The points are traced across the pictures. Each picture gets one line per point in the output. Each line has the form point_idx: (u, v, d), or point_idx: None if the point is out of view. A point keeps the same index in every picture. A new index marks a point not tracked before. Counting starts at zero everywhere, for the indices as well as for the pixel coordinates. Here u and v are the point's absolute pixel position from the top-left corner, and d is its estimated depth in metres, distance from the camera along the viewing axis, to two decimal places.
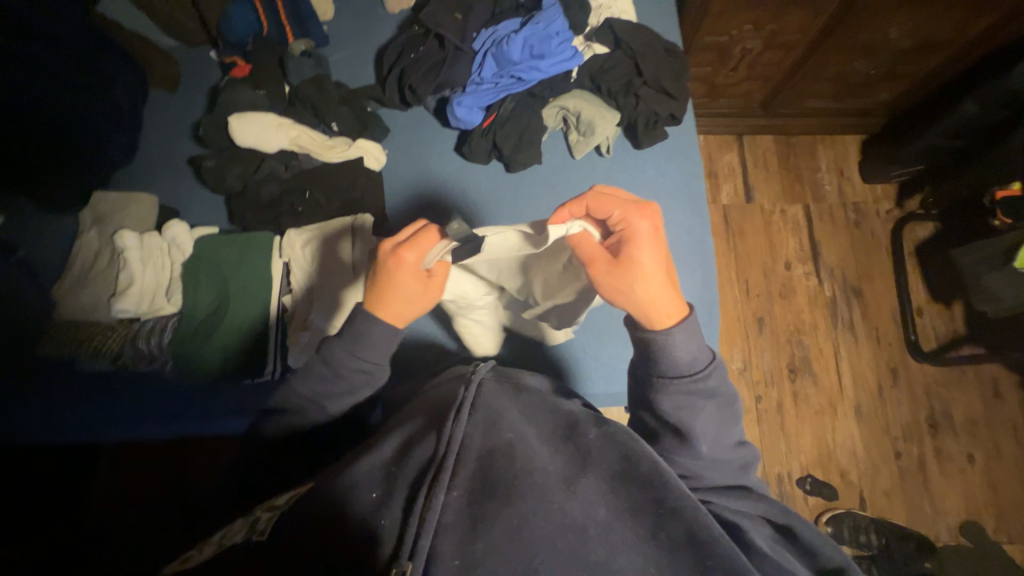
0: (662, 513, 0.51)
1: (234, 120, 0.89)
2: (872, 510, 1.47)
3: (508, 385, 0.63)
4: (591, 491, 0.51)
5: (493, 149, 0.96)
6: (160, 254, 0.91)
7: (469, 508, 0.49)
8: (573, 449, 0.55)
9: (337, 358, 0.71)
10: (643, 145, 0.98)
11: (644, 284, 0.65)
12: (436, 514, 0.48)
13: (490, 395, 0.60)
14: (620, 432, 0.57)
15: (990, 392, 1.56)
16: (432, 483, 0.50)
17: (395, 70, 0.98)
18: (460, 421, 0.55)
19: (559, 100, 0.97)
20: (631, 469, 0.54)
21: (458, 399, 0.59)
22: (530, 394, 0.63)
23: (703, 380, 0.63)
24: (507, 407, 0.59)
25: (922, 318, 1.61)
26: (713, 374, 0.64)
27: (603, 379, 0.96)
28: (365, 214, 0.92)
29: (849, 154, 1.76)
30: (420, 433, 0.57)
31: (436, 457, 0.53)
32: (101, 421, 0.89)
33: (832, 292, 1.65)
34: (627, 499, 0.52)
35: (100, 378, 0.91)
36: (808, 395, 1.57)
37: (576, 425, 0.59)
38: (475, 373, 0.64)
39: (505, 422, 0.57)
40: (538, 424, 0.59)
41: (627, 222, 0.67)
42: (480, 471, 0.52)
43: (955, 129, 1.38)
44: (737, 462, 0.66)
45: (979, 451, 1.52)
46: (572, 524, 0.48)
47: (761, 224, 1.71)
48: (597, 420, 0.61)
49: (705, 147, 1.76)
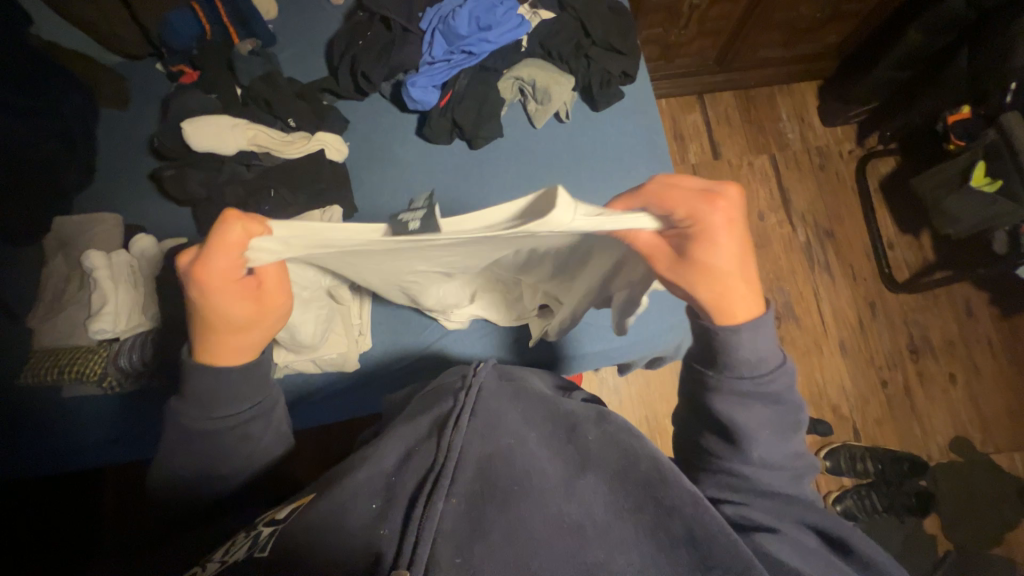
0: (662, 511, 0.50)
1: (187, 125, 0.88)
2: (865, 439, 1.53)
3: (507, 384, 0.60)
4: (590, 493, 0.51)
5: (454, 126, 0.97)
6: (129, 272, 0.90)
7: (469, 514, 0.48)
8: (571, 452, 0.54)
9: (194, 419, 0.64)
10: (600, 106, 0.99)
11: (713, 283, 0.57)
12: (434, 521, 0.46)
13: (489, 399, 0.56)
14: (620, 429, 0.57)
15: (964, 312, 1.62)
16: (430, 490, 0.49)
17: (346, 59, 0.97)
18: (459, 429, 0.53)
19: (513, 71, 0.98)
20: (629, 469, 0.53)
21: (455, 407, 0.55)
22: (530, 393, 0.60)
23: (766, 382, 0.58)
24: (506, 411, 0.56)
25: (894, 250, 1.66)
26: (780, 378, 0.58)
27: (592, 337, 0.97)
28: (334, 206, 0.91)
29: (807, 99, 1.79)
30: (420, 441, 0.54)
31: (435, 467, 0.50)
32: (101, 440, 0.89)
33: (805, 236, 1.69)
34: (627, 499, 0.51)
35: (90, 401, 0.91)
36: (794, 338, 1.62)
37: (576, 425, 0.57)
38: (474, 375, 0.59)
39: (505, 427, 0.54)
40: (537, 426, 0.57)
41: (697, 219, 0.54)
42: (481, 476, 0.50)
43: (903, 58, 1.43)
44: (790, 470, 0.59)
45: (960, 369, 1.59)
46: (570, 526, 0.48)
47: (730, 178, 1.74)
48: (597, 416, 0.59)
49: (668, 110, 1.78)
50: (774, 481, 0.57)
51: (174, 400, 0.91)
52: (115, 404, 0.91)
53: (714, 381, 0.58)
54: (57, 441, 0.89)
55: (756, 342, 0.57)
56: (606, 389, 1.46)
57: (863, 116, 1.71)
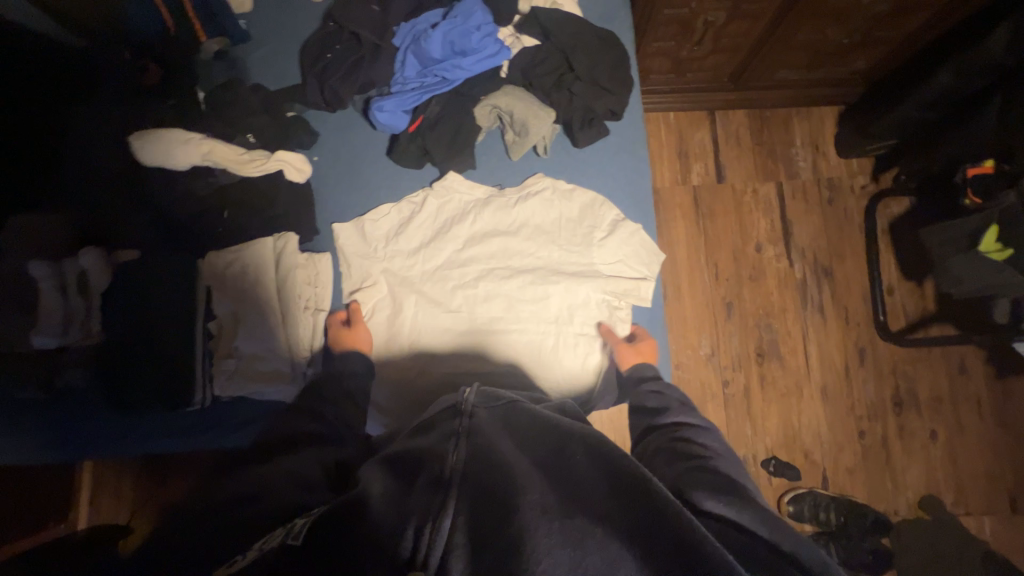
0: (647, 519, 0.46)
1: (134, 138, 0.83)
2: (833, 487, 1.51)
3: (500, 408, 0.62)
4: (589, 505, 0.47)
5: (424, 152, 0.92)
6: (76, 281, 0.86)
7: (474, 523, 0.47)
8: (564, 469, 0.52)
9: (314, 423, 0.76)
10: (581, 144, 0.92)
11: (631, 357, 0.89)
12: (446, 529, 0.46)
13: (484, 426, 0.58)
14: (600, 441, 0.54)
15: (956, 368, 1.57)
16: (438, 507, 0.48)
17: (315, 72, 0.91)
18: (460, 448, 0.54)
19: (492, 98, 0.90)
20: (607, 480, 0.50)
21: (455, 431, 0.58)
22: (523, 412, 0.61)
23: (703, 435, 0.74)
24: (500, 435, 0.56)
25: (893, 297, 1.60)
26: (712, 443, 0.72)
27: (572, 383, 0.90)
28: (289, 232, 0.88)
29: (824, 126, 1.70)
30: (416, 465, 0.55)
31: (442, 481, 0.51)
32: (25, 447, 0.85)
33: (802, 274, 1.64)
34: (620, 510, 0.47)
35: (27, 407, 0.87)
36: (775, 378, 1.59)
37: (565, 441, 0.55)
38: (465, 405, 0.61)
39: (500, 447, 0.54)
40: (530, 447, 0.55)
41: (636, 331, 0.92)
42: (481, 487, 0.50)
43: (931, 99, 1.30)
44: (727, 482, 0.61)
45: (942, 427, 1.54)
46: (573, 534, 0.45)
47: (731, 204, 1.68)
48: (586, 432, 0.56)
49: (676, 125, 1.71)
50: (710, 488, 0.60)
51: (109, 410, 0.87)
52: (43, 410, 0.86)
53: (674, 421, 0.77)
54: (11, 439, 0.85)
55: (695, 431, 0.75)
56: None
57: (882, 151, 1.61)
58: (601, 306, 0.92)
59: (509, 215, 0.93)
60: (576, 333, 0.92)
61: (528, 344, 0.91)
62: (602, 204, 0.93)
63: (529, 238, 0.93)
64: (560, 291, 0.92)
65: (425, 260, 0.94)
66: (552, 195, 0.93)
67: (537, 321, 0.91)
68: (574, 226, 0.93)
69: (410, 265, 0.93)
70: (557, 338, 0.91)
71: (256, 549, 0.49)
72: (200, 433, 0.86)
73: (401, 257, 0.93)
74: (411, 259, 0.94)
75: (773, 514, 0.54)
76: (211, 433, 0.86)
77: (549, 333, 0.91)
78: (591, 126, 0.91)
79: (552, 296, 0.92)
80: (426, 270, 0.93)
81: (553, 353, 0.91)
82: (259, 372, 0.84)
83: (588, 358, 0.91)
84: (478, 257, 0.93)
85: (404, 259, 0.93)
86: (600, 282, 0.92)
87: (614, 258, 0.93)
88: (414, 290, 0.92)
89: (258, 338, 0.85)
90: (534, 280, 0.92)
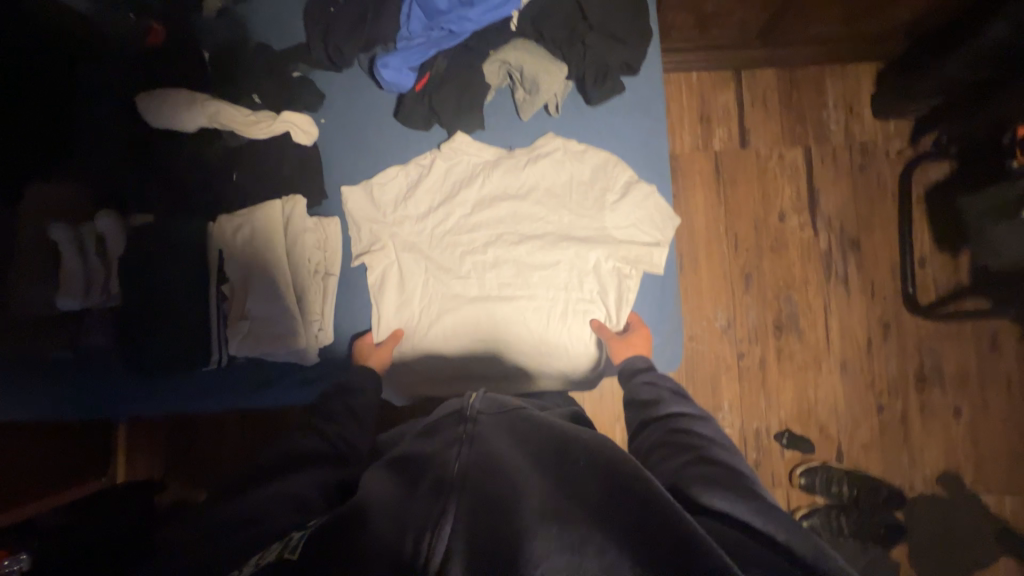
0: (653, 531, 0.44)
1: (144, 100, 0.85)
2: (848, 462, 1.49)
3: (504, 414, 0.60)
4: (591, 514, 0.46)
5: (431, 112, 0.90)
6: (95, 244, 0.89)
7: (475, 529, 0.45)
8: (568, 476, 0.50)
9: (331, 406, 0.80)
10: (594, 102, 0.88)
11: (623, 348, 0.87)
12: (444, 537, 0.45)
13: (488, 430, 0.57)
14: (606, 446, 0.53)
15: (987, 345, 1.50)
16: (436, 505, 0.47)
17: (319, 29, 0.88)
18: (461, 453, 0.53)
19: (500, 53, 0.86)
20: (613, 487, 0.48)
21: (458, 436, 0.57)
22: (526, 416, 0.60)
23: (703, 424, 0.69)
24: (504, 440, 0.55)
25: (924, 269, 1.52)
26: (712, 433, 0.67)
27: (580, 347, 0.90)
28: (297, 195, 0.88)
29: (861, 85, 1.58)
30: (418, 470, 0.54)
31: (442, 487, 0.49)
32: (50, 406, 0.89)
33: (827, 245, 1.57)
34: (625, 518, 0.45)
35: (53, 368, 0.90)
36: (793, 352, 1.55)
37: (569, 447, 0.54)
38: (470, 411, 0.61)
39: (503, 452, 0.53)
40: (533, 452, 0.54)
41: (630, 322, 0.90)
42: (484, 494, 0.48)
43: (981, 52, 1.19)
44: (730, 477, 0.57)
45: (968, 404, 1.49)
46: (573, 542, 0.44)
47: (755, 171, 1.60)
48: (592, 436, 0.55)
49: (698, 87, 1.62)
50: (712, 487, 0.56)
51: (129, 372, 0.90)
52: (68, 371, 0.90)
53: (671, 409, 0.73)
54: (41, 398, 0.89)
55: (693, 420, 0.70)
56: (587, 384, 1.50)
57: (922, 113, 1.50)
58: (609, 270, 0.90)
59: (517, 189, 0.91)
60: (583, 296, 0.90)
61: (536, 310, 0.90)
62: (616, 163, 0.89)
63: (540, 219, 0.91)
64: (569, 255, 0.90)
65: (434, 232, 0.92)
66: (565, 162, 0.90)
67: (547, 287, 0.90)
68: (586, 188, 0.90)
69: (419, 230, 0.92)
70: (565, 303, 0.90)
71: (254, 564, 0.49)
72: (217, 394, 0.89)
73: (411, 222, 0.92)
74: (421, 223, 0.92)
75: (779, 512, 0.52)
76: (227, 393, 0.89)
77: (558, 298, 0.90)
78: (606, 82, 0.86)
79: (562, 262, 0.90)
80: (435, 239, 0.92)
81: (561, 318, 0.90)
82: (271, 334, 0.86)
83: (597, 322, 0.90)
84: (488, 232, 0.91)
85: (412, 232, 0.92)
86: (609, 245, 0.89)
87: (627, 222, 0.90)
88: (423, 258, 0.92)
89: (268, 303, 0.86)
90: (544, 246, 0.90)
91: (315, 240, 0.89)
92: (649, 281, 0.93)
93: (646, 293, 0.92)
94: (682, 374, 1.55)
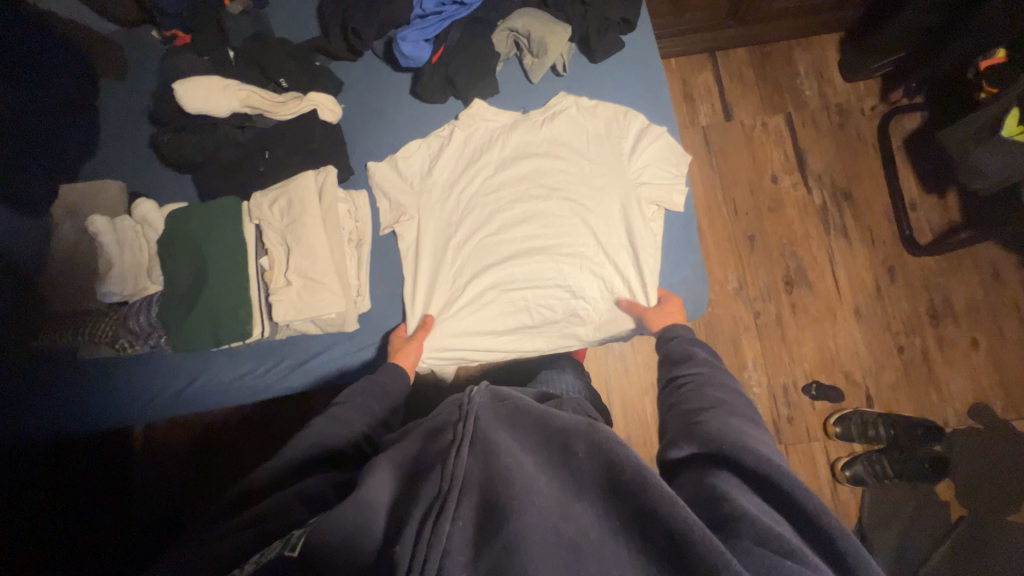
0: (649, 524, 0.44)
1: (179, 87, 0.87)
2: (879, 405, 1.50)
3: (503, 404, 0.57)
4: (588, 514, 0.46)
5: (447, 83, 0.96)
6: (135, 236, 0.92)
7: (473, 535, 0.45)
8: (567, 473, 0.49)
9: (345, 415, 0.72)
10: (597, 58, 0.96)
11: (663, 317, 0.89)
12: (441, 543, 0.44)
13: (488, 424, 0.54)
14: (610, 437, 0.49)
15: (989, 275, 1.55)
16: (435, 514, 0.47)
17: (337, 17, 0.95)
18: (461, 456, 0.51)
19: (508, 22, 0.94)
20: (614, 482, 0.47)
21: (456, 434, 0.54)
22: (524, 407, 0.56)
23: (718, 386, 0.70)
24: (502, 434, 0.52)
25: (916, 212, 1.59)
26: (727, 395, 0.68)
27: (612, 288, 0.93)
28: (329, 166, 0.92)
29: (827, 53, 1.71)
30: (419, 476, 0.53)
31: (440, 493, 0.48)
32: (119, 401, 0.98)
33: (822, 200, 1.64)
34: (621, 516, 0.45)
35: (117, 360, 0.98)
36: (807, 304, 1.59)
37: (568, 439, 0.51)
38: (470, 404, 0.57)
39: (500, 448, 0.50)
40: (531, 448, 0.52)
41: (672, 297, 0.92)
42: (483, 497, 0.47)
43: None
44: (737, 435, 0.58)
45: (983, 335, 1.53)
46: (566, 542, 0.43)
47: (743, 140, 1.69)
48: (590, 424, 0.52)
49: (678, 70, 1.73)
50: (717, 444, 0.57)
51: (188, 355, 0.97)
52: (132, 360, 0.98)
53: (684, 373, 0.75)
54: (116, 385, 0.98)
55: (706, 384, 0.70)
56: (612, 358, 1.52)
57: (887, 69, 1.62)
58: (637, 209, 0.93)
59: (521, 168, 0.96)
60: (614, 238, 0.93)
61: (569, 259, 0.93)
62: (634, 115, 0.95)
63: (536, 213, 0.94)
64: (593, 201, 0.94)
65: (455, 204, 0.96)
66: (577, 125, 0.96)
67: (575, 237, 0.93)
68: (602, 139, 0.96)
69: (446, 196, 0.96)
70: (597, 250, 0.93)
71: (253, 562, 0.48)
72: (271, 366, 0.95)
73: (439, 189, 0.97)
74: (448, 190, 0.97)
75: (786, 475, 0.51)
76: (280, 364, 0.95)
77: (588, 248, 0.93)
78: (609, 36, 0.95)
79: (584, 216, 0.93)
80: (460, 203, 0.96)
81: (595, 264, 0.93)
82: (312, 303, 0.85)
83: (632, 263, 0.93)
84: (500, 209, 0.95)
85: (432, 208, 0.96)
86: (633, 189, 0.94)
87: (643, 165, 0.95)
88: (448, 227, 0.95)
89: (307, 269, 0.87)
90: (569, 197, 0.94)
91: (353, 211, 0.94)
92: (671, 220, 0.97)
93: (669, 233, 0.97)
94: (703, 338, 1.57)
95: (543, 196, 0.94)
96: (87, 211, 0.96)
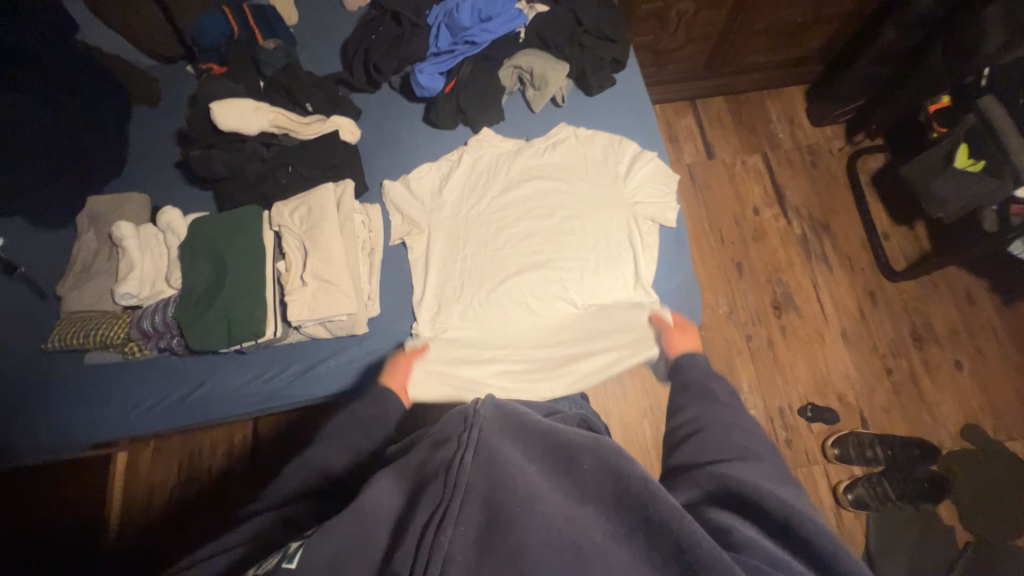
0: (653, 530, 0.46)
1: (215, 107, 0.95)
2: (874, 427, 1.51)
3: (506, 416, 0.58)
4: (592, 520, 0.48)
5: (458, 110, 1.06)
6: (157, 243, 0.98)
7: (477, 540, 0.46)
8: (572, 483, 0.51)
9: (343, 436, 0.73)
10: (593, 91, 1.08)
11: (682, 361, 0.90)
12: (444, 548, 0.45)
13: (491, 436, 0.54)
14: (613, 452, 0.52)
15: (964, 300, 1.64)
16: (438, 520, 0.47)
17: (360, 53, 1.07)
18: (463, 465, 0.51)
19: (513, 60, 1.07)
20: (620, 494, 0.49)
21: (459, 441, 0.54)
22: (529, 420, 0.57)
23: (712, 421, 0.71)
24: (505, 446, 0.53)
25: (890, 242, 1.71)
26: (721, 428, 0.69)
27: (613, 293, 0.98)
28: (346, 180, 1.00)
29: (795, 101, 1.90)
30: (420, 484, 0.53)
31: (443, 499, 0.49)
32: (111, 412, 0.96)
33: (801, 230, 1.75)
34: (625, 523, 0.48)
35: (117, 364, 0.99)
36: (796, 328, 1.64)
37: (573, 452, 0.53)
38: (475, 416, 0.56)
39: (504, 459, 0.51)
40: (536, 459, 0.53)
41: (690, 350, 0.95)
42: (487, 504, 0.48)
43: (885, 54, 1.50)
44: (735, 466, 0.60)
45: (966, 357, 1.58)
46: (572, 550, 0.45)
47: (725, 176, 1.83)
48: (595, 440, 0.54)
49: (663, 114, 1.90)
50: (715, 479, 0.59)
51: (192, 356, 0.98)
52: (133, 366, 0.99)
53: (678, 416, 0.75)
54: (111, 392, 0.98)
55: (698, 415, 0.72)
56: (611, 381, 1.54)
57: (850, 115, 1.79)
58: (634, 222, 1.01)
59: (523, 194, 1.03)
60: (613, 247, 1.00)
61: (573, 267, 0.98)
62: (627, 144, 1.06)
63: (537, 236, 1.00)
64: (593, 214, 1.01)
65: (463, 222, 1.03)
66: (575, 151, 1.05)
67: (578, 249, 0.99)
68: (600, 163, 1.05)
69: (456, 212, 1.03)
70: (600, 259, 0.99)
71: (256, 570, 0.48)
72: (277, 367, 0.96)
73: (449, 207, 1.03)
74: (458, 207, 1.04)
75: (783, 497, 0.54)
76: (285, 367, 0.96)
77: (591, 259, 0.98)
78: (601, 74, 1.07)
79: (586, 231, 1.00)
80: (467, 219, 1.03)
81: (597, 272, 0.98)
82: (325, 300, 0.89)
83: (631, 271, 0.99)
84: (504, 230, 1.01)
85: (442, 226, 1.02)
86: (629, 206, 1.02)
87: (637, 185, 1.03)
88: (457, 242, 1.01)
89: (322, 271, 0.91)
90: (571, 212, 1.01)
91: (367, 222, 1.01)
92: (665, 234, 1.03)
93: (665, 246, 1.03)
94: None
95: (544, 223, 1.01)
96: (111, 220, 1.02)
